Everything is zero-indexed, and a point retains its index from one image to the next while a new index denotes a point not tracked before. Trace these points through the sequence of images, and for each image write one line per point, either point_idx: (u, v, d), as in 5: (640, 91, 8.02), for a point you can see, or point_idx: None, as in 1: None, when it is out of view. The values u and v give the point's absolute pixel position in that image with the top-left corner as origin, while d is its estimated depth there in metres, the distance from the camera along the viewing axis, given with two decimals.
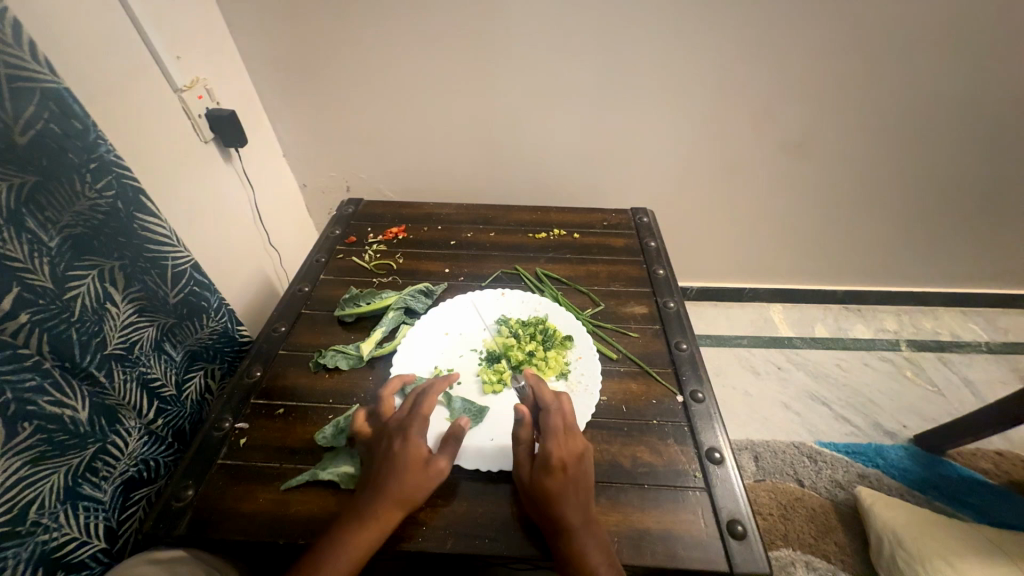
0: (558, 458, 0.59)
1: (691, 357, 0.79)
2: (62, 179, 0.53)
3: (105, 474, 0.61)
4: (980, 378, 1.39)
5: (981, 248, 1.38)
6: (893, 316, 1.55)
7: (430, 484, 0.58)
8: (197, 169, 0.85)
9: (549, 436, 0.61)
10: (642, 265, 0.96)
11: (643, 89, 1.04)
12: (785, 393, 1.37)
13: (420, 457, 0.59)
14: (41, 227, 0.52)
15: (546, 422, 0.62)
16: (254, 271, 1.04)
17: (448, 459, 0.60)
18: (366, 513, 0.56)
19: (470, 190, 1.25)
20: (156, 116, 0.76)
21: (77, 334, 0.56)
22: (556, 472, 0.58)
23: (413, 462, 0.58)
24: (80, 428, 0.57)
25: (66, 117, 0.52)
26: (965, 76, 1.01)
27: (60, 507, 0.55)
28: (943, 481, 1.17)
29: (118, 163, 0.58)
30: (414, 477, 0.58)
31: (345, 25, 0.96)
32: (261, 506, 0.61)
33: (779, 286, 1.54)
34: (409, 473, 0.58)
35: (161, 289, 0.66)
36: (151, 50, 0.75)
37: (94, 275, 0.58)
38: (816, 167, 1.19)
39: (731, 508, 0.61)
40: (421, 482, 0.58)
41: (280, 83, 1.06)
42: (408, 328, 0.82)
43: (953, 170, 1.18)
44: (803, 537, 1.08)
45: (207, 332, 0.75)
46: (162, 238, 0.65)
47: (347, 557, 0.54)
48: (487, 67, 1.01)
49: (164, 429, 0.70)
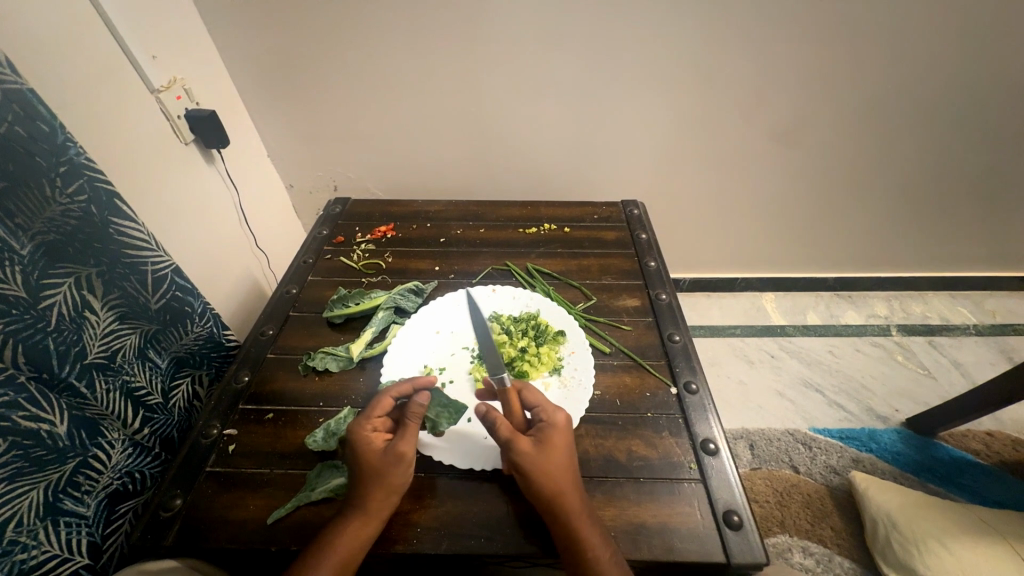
0: (556, 447, 0.59)
1: (684, 348, 0.78)
2: (31, 185, 0.51)
3: (88, 488, 0.59)
4: (969, 361, 1.40)
5: (970, 232, 1.39)
6: (884, 301, 1.56)
7: (402, 477, 0.57)
8: (177, 172, 0.83)
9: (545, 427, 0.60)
10: (633, 258, 0.95)
11: (630, 80, 1.03)
12: (779, 381, 1.38)
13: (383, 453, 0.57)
14: (12, 235, 0.50)
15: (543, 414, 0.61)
16: (241, 274, 1.02)
17: (409, 444, 0.58)
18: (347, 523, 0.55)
19: (459, 186, 1.24)
20: (131, 119, 0.74)
21: (54, 344, 0.54)
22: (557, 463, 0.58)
23: (381, 460, 0.57)
24: (59, 442, 0.56)
25: (30, 119, 0.50)
26: (951, 60, 1.01)
27: (39, 524, 0.54)
28: (935, 463, 1.18)
29: (89, 166, 0.56)
30: (387, 476, 0.57)
31: (326, 21, 0.94)
32: (252, 513, 0.60)
33: (771, 275, 1.54)
34: (379, 471, 0.57)
35: (141, 295, 0.65)
36: (125, 50, 0.73)
37: (70, 282, 0.56)
38: (804, 155, 1.19)
39: (727, 498, 0.61)
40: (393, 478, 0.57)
41: (261, 82, 1.04)
42: (398, 328, 0.81)
43: (940, 154, 1.19)
44: (799, 523, 1.09)
45: (192, 337, 0.74)
46: (140, 243, 0.63)
47: (332, 562, 0.52)
48: (472, 62, 1.00)
49: (150, 439, 0.69)
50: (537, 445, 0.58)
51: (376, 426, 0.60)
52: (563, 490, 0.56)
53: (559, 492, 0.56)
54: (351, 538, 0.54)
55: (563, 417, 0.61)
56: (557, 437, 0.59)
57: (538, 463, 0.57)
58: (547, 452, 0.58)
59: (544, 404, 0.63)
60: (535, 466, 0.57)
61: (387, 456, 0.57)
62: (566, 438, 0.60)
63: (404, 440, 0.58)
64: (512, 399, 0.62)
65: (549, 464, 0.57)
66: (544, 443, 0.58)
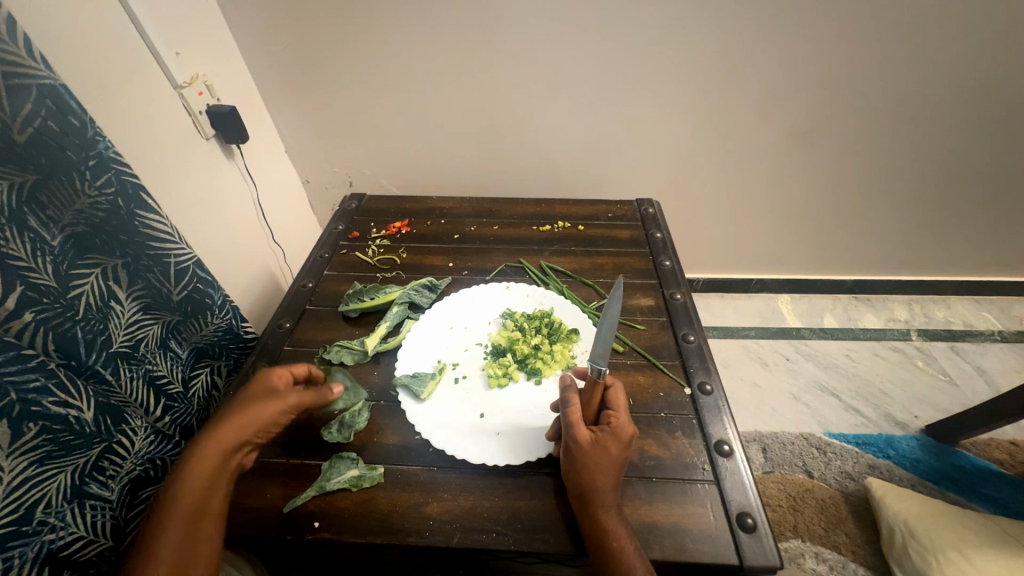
0: (612, 454, 0.58)
1: (698, 348, 0.78)
2: (63, 178, 0.53)
3: (112, 473, 0.61)
4: (993, 367, 1.37)
5: (997, 234, 1.35)
6: (904, 305, 1.53)
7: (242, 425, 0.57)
8: (199, 167, 0.85)
9: (610, 434, 0.58)
10: (647, 256, 0.95)
11: (648, 77, 1.02)
12: (794, 384, 1.36)
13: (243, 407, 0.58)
14: (43, 226, 0.52)
15: (616, 420, 0.59)
16: (259, 267, 1.04)
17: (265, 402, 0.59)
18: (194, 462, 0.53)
19: (473, 183, 1.24)
20: (155, 113, 0.76)
21: (82, 332, 0.56)
22: (604, 470, 0.57)
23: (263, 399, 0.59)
24: (86, 428, 0.57)
25: (63, 114, 0.52)
26: (980, 58, 0.98)
27: (66, 507, 0.55)
28: (955, 471, 1.15)
29: (116, 160, 0.58)
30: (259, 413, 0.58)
31: (345, 17, 0.94)
32: (268, 502, 0.61)
33: (788, 277, 1.52)
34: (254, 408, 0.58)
35: (164, 286, 0.66)
36: (151, 47, 0.75)
37: (97, 273, 0.58)
38: (825, 155, 1.17)
39: (741, 501, 0.61)
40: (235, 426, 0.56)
41: (279, 79, 1.05)
42: (412, 323, 0.81)
43: (966, 156, 1.16)
44: (813, 528, 1.07)
45: (210, 329, 0.76)
46: (163, 234, 0.65)
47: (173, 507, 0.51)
48: (489, 59, 1.00)
49: (171, 427, 0.70)
50: (592, 442, 0.58)
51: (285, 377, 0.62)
52: (598, 488, 0.56)
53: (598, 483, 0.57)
54: (199, 473, 0.53)
55: (630, 428, 0.60)
56: (617, 447, 0.58)
57: (586, 466, 0.57)
58: (601, 453, 0.58)
59: (619, 407, 0.61)
60: (581, 465, 0.57)
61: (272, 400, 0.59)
62: (627, 444, 0.59)
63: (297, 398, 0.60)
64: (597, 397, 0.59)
65: (599, 461, 0.57)
66: (599, 447, 0.58)
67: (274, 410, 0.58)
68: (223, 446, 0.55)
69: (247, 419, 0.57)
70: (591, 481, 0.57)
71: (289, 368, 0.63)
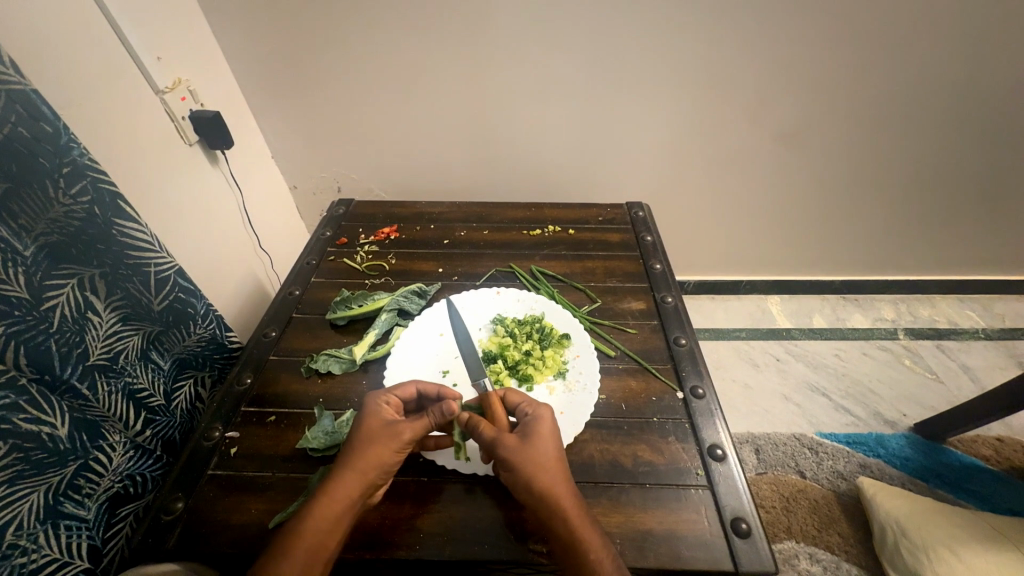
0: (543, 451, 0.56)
1: (690, 351, 0.77)
2: (34, 186, 0.51)
3: (89, 491, 0.59)
4: (977, 364, 1.39)
5: (980, 233, 1.37)
6: (890, 304, 1.55)
7: (387, 460, 0.56)
8: (182, 174, 0.83)
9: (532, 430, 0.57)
10: (638, 260, 0.94)
11: (635, 81, 1.02)
12: (786, 385, 1.36)
13: (380, 430, 0.57)
14: (15, 236, 0.50)
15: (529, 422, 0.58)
16: (245, 275, 1.02)
17: (413, 429, 0.58)
18: (322, 505, 0.52)
19: (463, 186, 1.23)
20: (136, 119, 0.74)
21: (57, 346, 0.54)
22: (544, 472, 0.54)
23: (378, 432, 0.57)
24: (60, 445, 0.55)
25: (34, 120, 0.50)
26: (962, 61, 1.00)
27: (38, 528, 0.53)
28: (944, 468, 1.16)
29: (92, 168, 0.56)
30: (378, 446, 0.56)
31: (330, 21, 0.93)
32: (253, 517, 0.60)
33: (776, 278, 1.53)
34: (374, 443, 0.56)
35: (144, 297, 0.64)
36: (130, 52, 0.73)
37: (73, 283, 0.56)
38: (811, 158, 1.18)
39: (735, 505, 0.60)
40: (376, 458, 0.55)
41: (263, 82, 1.03)
42: (401, 329, 0.80)
43: (949, 156, 1.17)
44: (806, 529, 1.08)
45: (194, 339, 0.73)
46: (143, 244, 0.62)
47: (302, 552, 0.50)
48: (477, 62, 0.99)
49: (152, 441, 0.68)
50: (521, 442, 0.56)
51: (390, 401, 0.61)
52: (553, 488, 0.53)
53: (533, 477, 0.54)
54: (326, 516, 0.52)
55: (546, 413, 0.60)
56: (543, 438, 0.57)
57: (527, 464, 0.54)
58: (528, 451, 0.55)
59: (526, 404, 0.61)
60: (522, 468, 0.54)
61: (389, 432, 0.57)
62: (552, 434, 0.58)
63: (413, 424, 0.58)
64: (496, 407, 0.60)
65: (527, 458, 0.55)
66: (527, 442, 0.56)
67: (401, 451, 0.57)
68: (356, 490, 0.54)
69: (378, 461, 0.55)
70: (532, 480, 0.54)
71: (394, 396, 0.62)
